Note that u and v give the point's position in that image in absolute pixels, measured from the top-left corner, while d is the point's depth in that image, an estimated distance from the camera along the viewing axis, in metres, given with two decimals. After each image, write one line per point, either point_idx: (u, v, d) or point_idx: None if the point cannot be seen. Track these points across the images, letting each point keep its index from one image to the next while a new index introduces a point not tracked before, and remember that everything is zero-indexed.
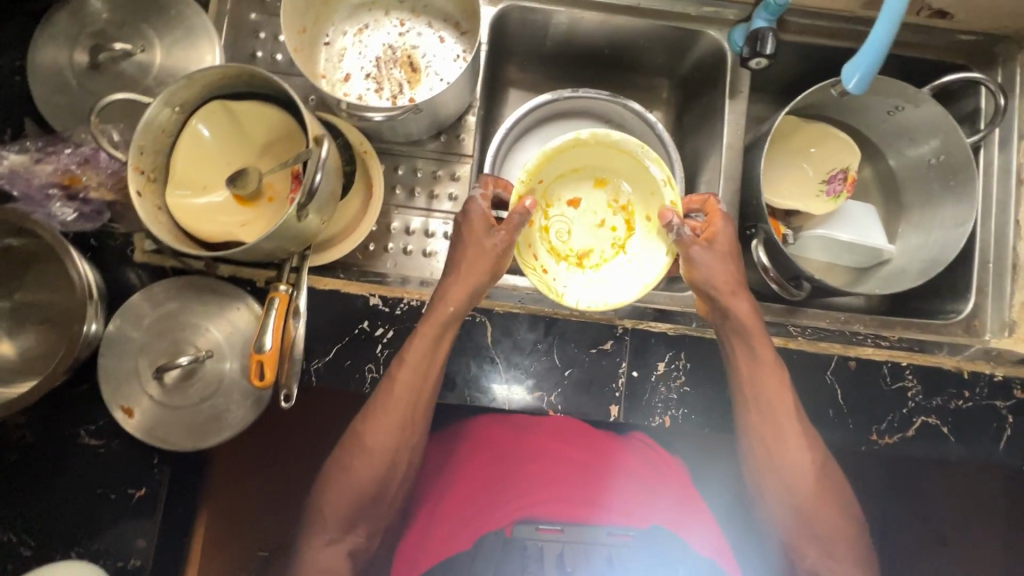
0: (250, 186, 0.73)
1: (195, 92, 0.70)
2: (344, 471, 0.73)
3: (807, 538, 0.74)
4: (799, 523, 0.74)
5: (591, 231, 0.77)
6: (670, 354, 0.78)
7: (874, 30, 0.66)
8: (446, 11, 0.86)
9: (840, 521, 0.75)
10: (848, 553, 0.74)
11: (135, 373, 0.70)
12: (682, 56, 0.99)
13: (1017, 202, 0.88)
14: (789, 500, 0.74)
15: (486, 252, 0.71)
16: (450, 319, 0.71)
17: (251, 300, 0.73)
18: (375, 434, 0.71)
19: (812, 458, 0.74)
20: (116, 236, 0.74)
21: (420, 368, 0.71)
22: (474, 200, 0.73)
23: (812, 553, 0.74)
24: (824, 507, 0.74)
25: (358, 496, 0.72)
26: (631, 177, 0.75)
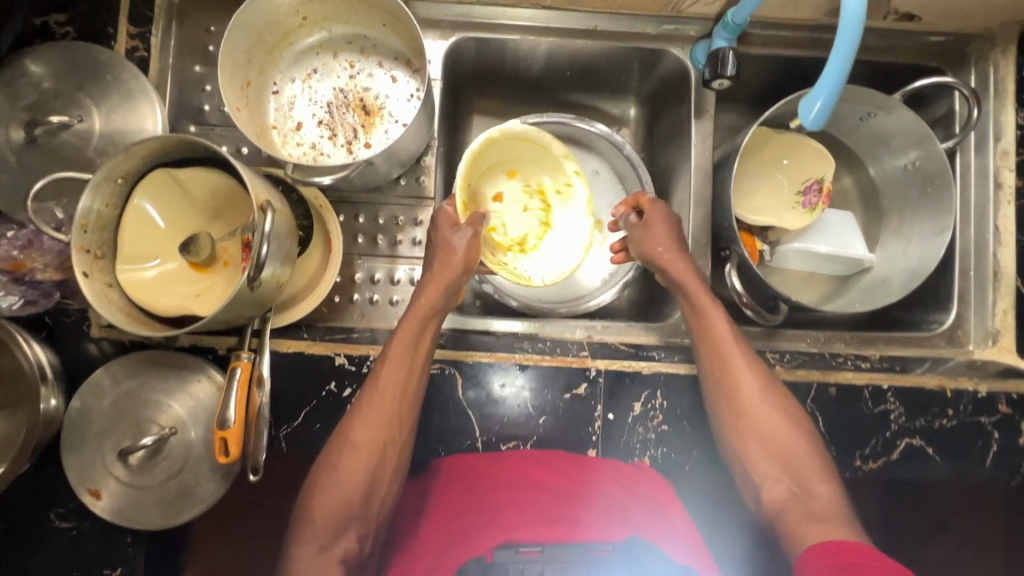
0: (203, 254, 0.69)
1: (135, 163, 0.67)
2: (327, 484, 0.67)
3: (765, 462, 0.69)
4: (756, 448, 0.70)
5: (520, 218, 0.83)
6: (646, 393, 0.77)
7: (829, 63, 0.62)
8: (396, 48, 0.83)
9: (804, 446, 0.70)
10: (817, 478, 0.68)
11: (99, 455, 0.69)
12: (647, 74, 0.96)
13: (994, 207, 0.86)
14: (746, 426, 0.71)
15: (453, 250, 0.74)
16: (429, 311, 0.73)
17: (213, 371, 0.71)
18: (357, 439, 0.68)
19: (762, 382, 0.72)
20: (70, 312, 0.72)
21: (404, 371, 0.70)
22: (443, 208, 0.77)
23: (774, 478, 0.69)
24: (784, 430, 0.70)
25: (343, 509, 0.66)
26: (538, 162, 0.81)
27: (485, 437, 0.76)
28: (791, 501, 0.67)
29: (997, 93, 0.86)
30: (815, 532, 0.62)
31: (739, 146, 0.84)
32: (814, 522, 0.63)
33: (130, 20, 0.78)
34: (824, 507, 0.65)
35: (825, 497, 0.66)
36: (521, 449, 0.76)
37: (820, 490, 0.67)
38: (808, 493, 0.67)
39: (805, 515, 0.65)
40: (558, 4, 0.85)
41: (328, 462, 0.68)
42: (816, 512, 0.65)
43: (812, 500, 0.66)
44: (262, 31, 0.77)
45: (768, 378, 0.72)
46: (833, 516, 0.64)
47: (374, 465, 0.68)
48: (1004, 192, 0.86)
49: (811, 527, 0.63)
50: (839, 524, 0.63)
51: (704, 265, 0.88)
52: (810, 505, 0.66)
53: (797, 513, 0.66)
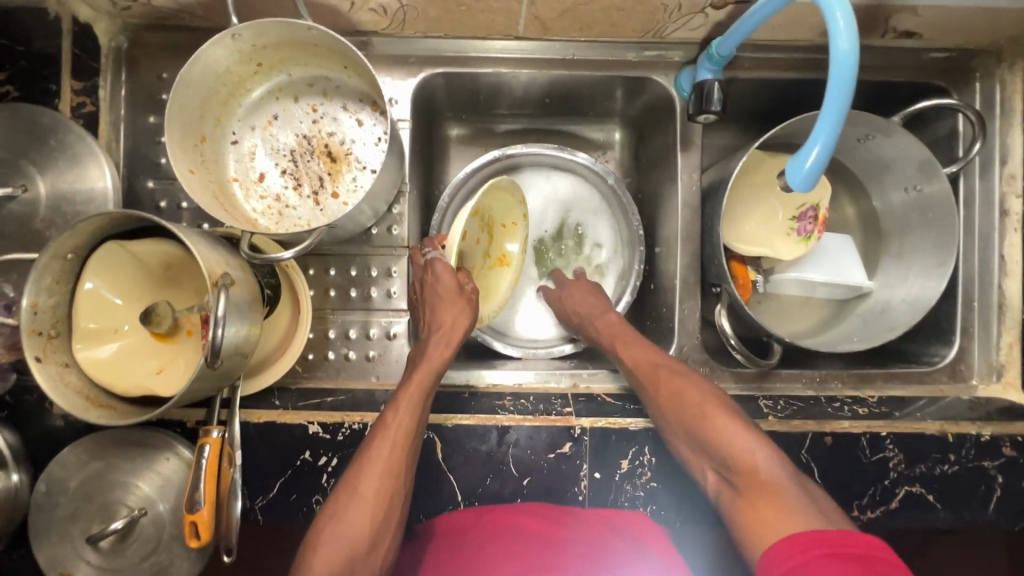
0: (165, 323, 0.66)
1: (85, 238, 0.63)
2: (331, 534, 0.61)
3: (694, 451, 0.66)
4: (685, 439, 0.67)
5: (471, 250, 0.85)
6: (634, 450, 0.74)
7: (818, 123, 0.58)
8: (360, 89, 0.78)
9: (727, 423, 0.64)
10: (742, 447, 0.61)
11: (68, 540, 0.67)
12: (630, 99, 0.90)
13: (1000, 235, 0.82)
14: (671, 425, 0.69)
15: (461, 302, 0.74)
16: (438, 360, 0.71)
17: (181, 448, 0.69)
18: (363, 488, 0.62)
19: (678, 379, 0.70)
20: (32, 389, 0.70)
21: (416, 419, 0.67)
22: (435, 262, 0.75)
23: (707, 465, 0.64)
24: (703, 413, 0.65)
25: (347, 560, 0.59)
26: (500, 201, 0.83)
27: (467, 501, 0.73)
28: (726, 482, 0.62)
29: (1005, 113, 0.81)
30: (755, 514, 0.56)
31: (730, 174, 0.79)
32: (748, 503, 0.57)
33: (75, 74, 0.73)
34: (756, 476, 0.58)
35: (754, 464, 0.59)
36: (508, 508, 0.72)
37: (742, 453, 0.60)
38: (735, 470, 0.61)
39: (738, 495, 0.59)
40: (531, 34, 0.79)
41: (334, 512, 0.62)
42: (744, 487, 0.59)
43: (739, 473, 0.60)
44: (213, 83, 0.72)
45: (687, 373, 0.71)
46: (762, 485, 0.57)
47: (381, 515, 0.62)
48: (1010, 220, 0.81)
49: (748, 510, 0.57)
50: (775, 495, 0.56)
51: (694, 305, 0.84)
52: (740, 482, 0.60)
53: (731, 495, 0.60)
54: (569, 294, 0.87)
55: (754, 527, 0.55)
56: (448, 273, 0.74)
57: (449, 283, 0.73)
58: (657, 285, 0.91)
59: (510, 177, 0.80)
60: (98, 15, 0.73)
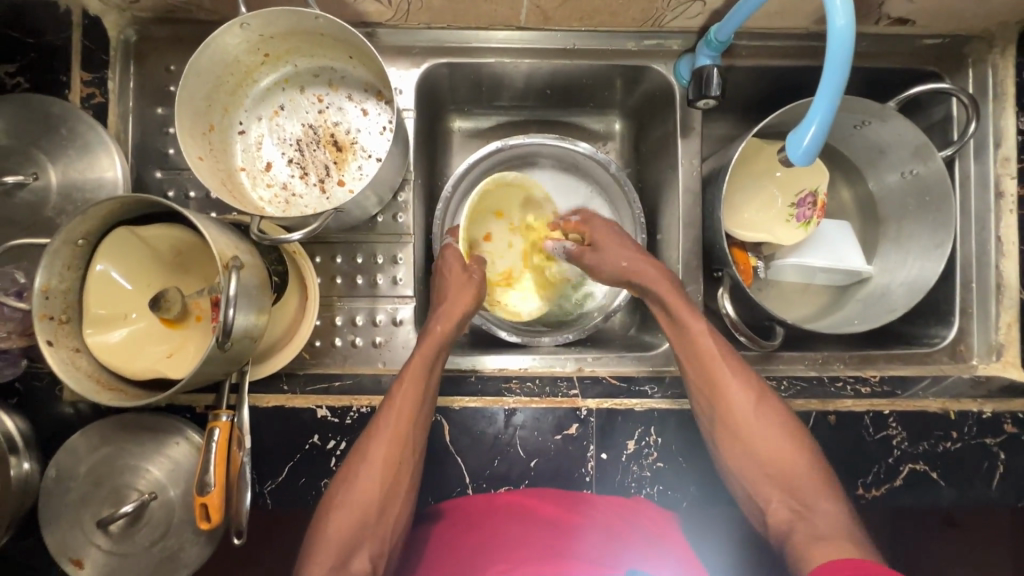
0: (175, 309, 0.67)
1: (96, 223, 0.64)
2: (346, 501, 0.65)
3: (764, 482, 0.67)
4: (757, 468, 0.68)
5: (507, 253, 0.91)
6: (640, 430, 0.74)
7: (816, 97, 0.59)
8: (365, 79, 0.79)
9: (809, 469, 0.66)
10: (822, 497, 0.64)
11: (78, 525, 0.67)
12: (631, 89, 0.91)
13: (995, 217, 0.83)
14: (738, 446, 0.69)
15: (467, 284, 0.78)
16: (443, 335, 0.73)
17: (191, 432, 0.69)
18: (372, 455, 0.66)
19: (758, 406, 0.70)
20: (42, 376, 0.70)
21: (419, 393, 0.68)
22: (450, 246, 0.81)
23: (775, 496, 0.66)
24: (787, 454, 0.67)
25: (360, 522, 0.64)
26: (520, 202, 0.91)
27: (475, 483, 0.73)
28: (795, 519, 0.64)
29: (997, 97, 0.82)
30: (820, 549, 0.58)
31: (729, 161, 0.81)
32: (818, 542, 0.59)
33: (84, 65, 0.75)
34: (828, 523, 0.62)
35: (838, 522, 0.62)
36: (516, 490, 0.73)
37: (825, 508, 0.63)
38: (811, 511, 0.63)
39: (808, 535, 0.61)
40: (533, 24, 0.81)
41: (347, 476, 0.66)
42: (819, 529, 0.61)
43: (815, 516, 0.63)
44: (221, 73, 0.73)
45: (772, 403, 0.71)
46: (837, 534, 0.60)
47: (388, 484, 0.66)
48: (1006, 201, 0.82)
49: (817, 547, 0.59)
50: (843, 539, 0.59)
51: (696, 289, 0.85)
52: (815, 526, 0.62)
53: (800, 532, 0.62)
54: (596, 227, 0.83)
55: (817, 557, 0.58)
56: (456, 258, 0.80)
57: (455, 272, 0.78)
58: None
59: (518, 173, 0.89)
60: (106, 8, 0.74)
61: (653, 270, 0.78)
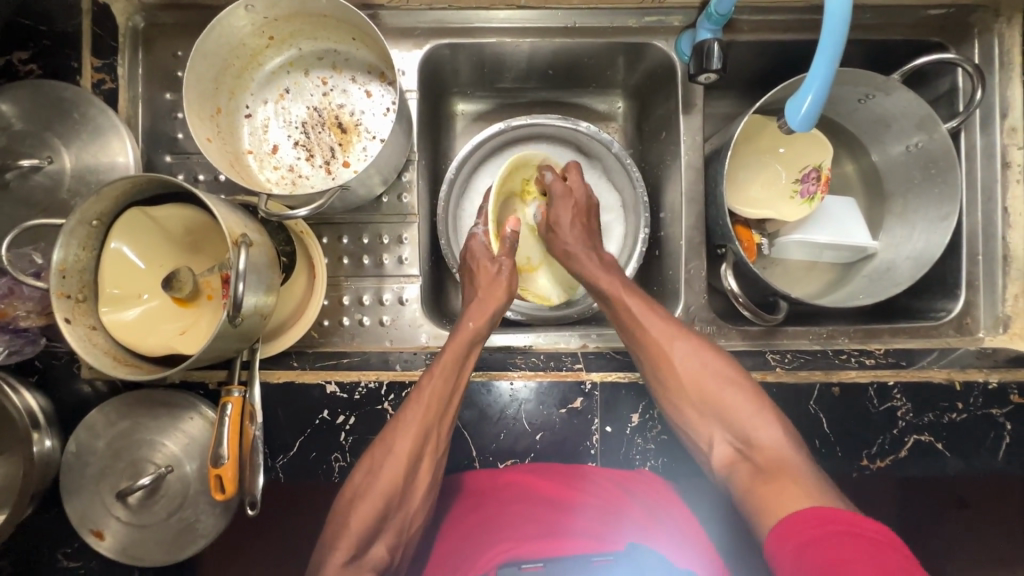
0: (186, 287, 0.68)
1: (110, 203, 0.66)
2: (369, 489, 0.64)
3: (705, 424, 0.68)
4: (695, 412, 0.68)
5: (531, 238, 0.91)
6: (644, 404, 0.75)
7: (817, 59, 0.60)
8: (368, 61, 0.80)
9: (748, 403, 0.66)
10: (761, 427, 0.64)
11: (99, 498, 0.69)
12: (632, 68, 0.91)
13: (1002, 187, 0.82)
14: (677, 394, 0.69)
15: (497, 282, 0.79)
16: (473, 336, 0.74)
17: (204, 407, 0.71)
18: (399, 448, 0.66)
19: (691, 347, 0.70)
20: (61, 354, 0.73)
21: (450, 383, 0.69)
22: (477, 235, 0.84)
23: (718, 438, 0.67)
24: (722, 390, 0.67)
25: (381, 511, 0.63)
26: None
27: (482, 458, 0.75)
28: (739, 458, 0.65)
29: (1003, 66, 0.82)
30: (765, 488, 0.59)
31: (731, 138, 0.80)
32: (762, 480, 0.60)
33: (94, 52, 0.76)
34: (770, 459, 0.62)
35: (776, 450, 0.62)
36: (521, 464, 0.74)
37: (765, 436, 0.64)
38: (753, 446, 0.64)
39: (754, 473, 0.62)
40: (533, 2, 0.81)
41: (370, 467, 0.66)
42: (762, 465, 0.62)
43: (758, 452, 0.63)
44: (227, 55, 0.75)
45: (704, 346, 0.71)
46: (783, 467, 0.60)
47: (413, 470, 0.65)
48: (1012, 171, 0.82)
49: (764, 486, 0.59)
50: (787, 472, 0.59)
51: (699, 265, 0.86)
52: (757, 459, 0.63)
53: (745, 472, 0.63)
54: (558, 206, 0.82)
55: (766, 503, 0.58)
56: (484, 248, 0.82)
57: (484, 266, 0.81)
58: (663, 251, 0.92)
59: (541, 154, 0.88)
60: None
61: (578, 247, 0.81)
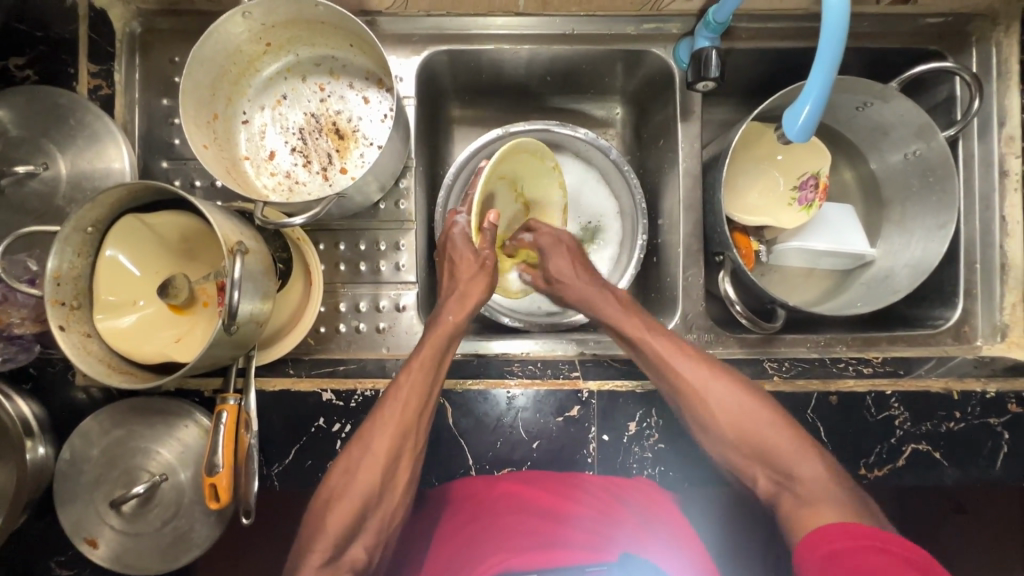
0: (182, 295, 0.69)
1: (105, 210, 0.66)
2: (351, 488, 0.64)
3: (746, 461, 0.67)
4: (735, 450, 0.68)
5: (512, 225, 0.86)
6: (641, 412, 0.75)
7: (813, 72, 0.60)
8: (367, 68, 0.80)
9: (786, 438, 0.66)
10: (802, 461, 0.65)
11: (92, 506, 0.69)
12: (631, 74, 0.91)
13: (1000, 196, 0.82)
14: (714, 434, 0.69)
15: (477, 277, 0.78)
16: (451, 331, 0.73)
17: (199, 415, 0.71)
18: (377, 446, 0.66)
19: (722, 384, 0.70)
20: (55, 361, 0.72)
21: (427, 381, 0.69)
22: (457, 222, 0.79)
23: (760, 473, 0.67)
24: (760, 428, 0.67)
25: (359, 511, 0.63)
26: (531, 169, 0.83)
27: (478, 466, 0.74)
28: (781, 490, 0.65)
29: (1001, 75, 0.82)
30: (808, 517, 0.60)
31: (729, 145, 0.80)
32: (808, 511, 0.60)
33: (91, 57, 0.76)
34: (814, 491, 0.62)
35: (818, 481, 0.63)
36: (518, 473, 0.73)
37: (806, 471, 0.64)
38: (795, 480, 0.64)
39: (799, 504, 0.62)
40: (532, 9, 0.81)
41: (349, 463, 0.66)
42: (805, 497, 0.62)
43: (800, 485, 0.63)
44: (224, 62, 0.75)
45: (737, 382, 0.70)
46: (824, 497, 0.61)
47: (392, 467, 0.66)
48: (1010, 180, 0.82)
49: (806, 514, 0.60)
50: (830, 503, 0.60)
51: (697, 272, 0.86)
52: (801, 493, 0.63)
53: (788, 502, 0.63)
54: (551, 261, 0.82)
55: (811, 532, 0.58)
56: (467, 246, 0.78)
57: (466, 259, 0.77)
58: (660, 257, 0.92)
59: (535, 140, 0.79)
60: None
61: (592, 291, 0.81)
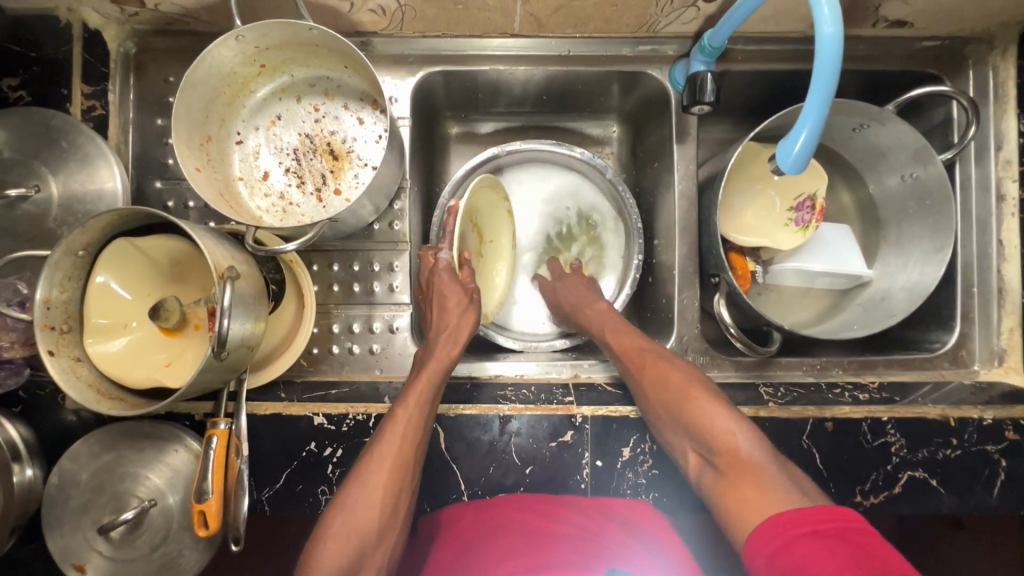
0: (173, 318, 0.67)
1: (96, 235, 0.65)
2: (339, 526, 0.61)
3: (676, 435, 0.66)
4: (668, 424, 0.67)
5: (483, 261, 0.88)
6: (635, 437, 0.74)
7: (807, 104, 0.60)
8: (361, 89, 0.80)
9: (711, 406, 0.64)
10: (722, 429, 0.62)
11: (81, 531, 0.68)
12: (627, 94, 0.91)
13: (998, 220, 0.82)
14: (654, 410, 0.69)
15: (468, 310, 0.76)
16: (447, 365, 0.72)
17: (190, 439, 0.70)
18: (372, 481, 0.63)
19: (660, 362, 0.71)
20: (44, 385, 0.72)
21: (421, 414, 0.68)
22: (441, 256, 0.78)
23: (689, 447, 0.65)
24: (686, 397, 0.66)
25: (358, 551, 0.60)
26: (489, 203, 0.85)
27: (471, 490, 0.74)
28: (708, 464, 0.62)
29: (997, 98, 0.81)
30: (734, 492, 0.57)
31: (725, 167, 0.79)
32: (728, 485, 0.58)
33: (84, 78, 0.76)
34: (736, 459, 0.59)
35: (736, 445, 0.60)
36: (510, 496, 0.73)
37: (724, 436, 0.61)
38: (716, 449, 0.61)
39: (721, 477, 0.60)
40: (526, 31, 0.81)
41: (342, 506, 0.62)
42: (726, 469, 0.59)
43: (720, 454, 0.61)
44: (218, 83, 0.74)
45: (671, 360, 0.71)
46: (744, 466, 0.58)
47: (390, 506, 0.63)
48: (1007, 204, 0.81)
49: (731, 493, 0.57)
50: (751, 474, 0.57)
51: (693, 294, 0.85)
52: (721, 462, 0.60)
53: (714, 478, 0.61)
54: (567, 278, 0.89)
55: (737, 508, 0.55)
56: (452, 280, 0.76)
57: (456, 294, 0.76)
58: (656, 278, 0.91)
59: (489, 175, 0.82)
60: (106, 21, 0.76)
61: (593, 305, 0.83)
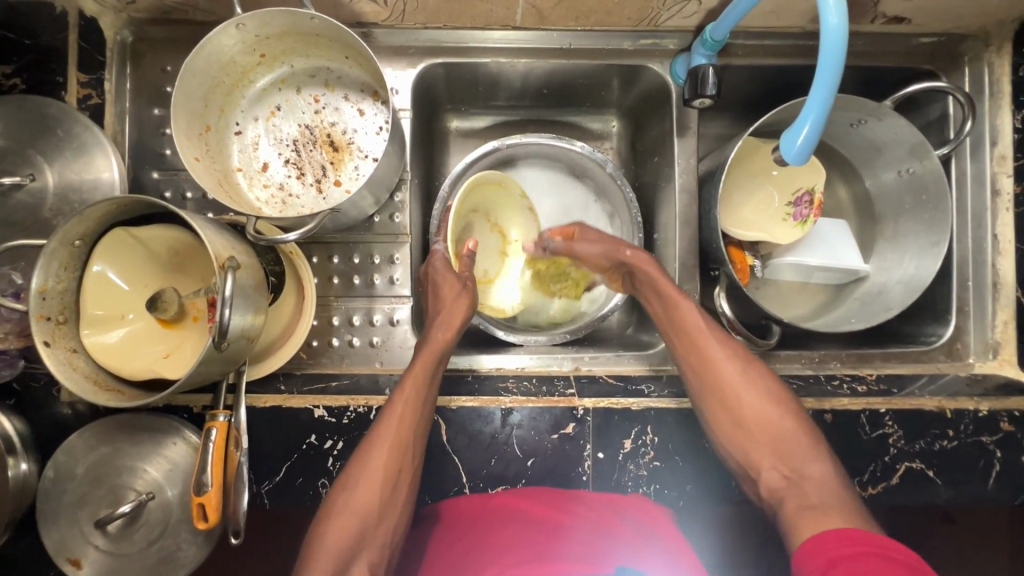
0: (172, 309, 0.67)
1: (93, 224, 0.64)
2: (341, 505, 0.64)
3: (759, 450, 0.69)
4: (747, 438, 0.70)
5: (496, 257, 0.91)
6: (636, 430, 0.74)
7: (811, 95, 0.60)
8: (362, 80, 0.79)
9: (805, 437, 0.68)
10: (810, 461, 0.66)
11: (77, 525, 0.67)
12: (627, 89, 0.91)
13: (992, 214, 0.83)
14: (733, 420, 0.71)
15: (461, 295, 0.76)
16: (443, 350, 0.72)
17: (188, 432, 0.69)
18: (373, 463, 0.65)
19: (752, 379, 0.73)
20: (38, 377, 0.71)
21: (419, 400, 0.68)
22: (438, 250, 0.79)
23: (768, 465, 0.68)
24: (777, 421, 0.69)
25: (359, 532, 0.63)
26: (496, 197, 0.89)
27: (471, 483, 0.73)
28: (788, 486, 0.66)
29: (993, 95, 0.82)
30: (807, 518, 0.61)
31: (725, 162, 0.80)
32: (808, 511, 0.62)
33: (80, 67, 0.75)
34: (820, 491, 0.64)
35: (823, 479, 0.65)
36: (512, 490, 0.72)
37: (814, 471, 0.66)
38: (802, 478, 0.65)
39: (798, 500, 0.64)
40: (528, 24, 0.81)
41: (346, 483, 0.65)
42: (806, 496, 0.64)
43: (808, 482, 0.65)
44: (217, 73, 0.74)
45: (767, 379, 0.73)
46: (829, 501, 0.62)
47: (388, 487, 0.65)
48: (1002, 199, 0.82)
49: (805, 517, 0.61)
50: (831, 509, 0.61)
51: (693, 288, 0.85)
52: (805, 491, 0.65)
53: (792, 500, 0.65)
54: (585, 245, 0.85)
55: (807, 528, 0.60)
56: (446, 269, 0.77)
57: (450, 282, 0.76)
58: None
59: (497, 172, 0.86)
60: (103, 9, 0.75)
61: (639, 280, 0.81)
